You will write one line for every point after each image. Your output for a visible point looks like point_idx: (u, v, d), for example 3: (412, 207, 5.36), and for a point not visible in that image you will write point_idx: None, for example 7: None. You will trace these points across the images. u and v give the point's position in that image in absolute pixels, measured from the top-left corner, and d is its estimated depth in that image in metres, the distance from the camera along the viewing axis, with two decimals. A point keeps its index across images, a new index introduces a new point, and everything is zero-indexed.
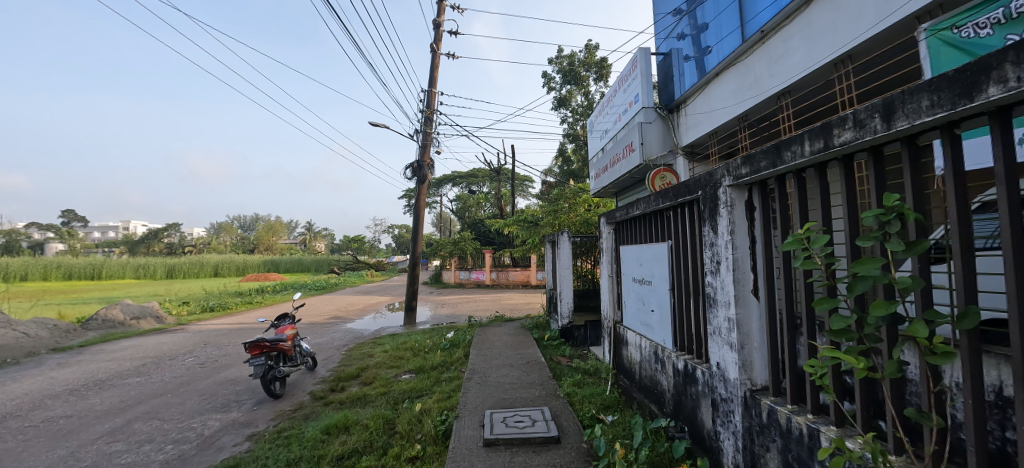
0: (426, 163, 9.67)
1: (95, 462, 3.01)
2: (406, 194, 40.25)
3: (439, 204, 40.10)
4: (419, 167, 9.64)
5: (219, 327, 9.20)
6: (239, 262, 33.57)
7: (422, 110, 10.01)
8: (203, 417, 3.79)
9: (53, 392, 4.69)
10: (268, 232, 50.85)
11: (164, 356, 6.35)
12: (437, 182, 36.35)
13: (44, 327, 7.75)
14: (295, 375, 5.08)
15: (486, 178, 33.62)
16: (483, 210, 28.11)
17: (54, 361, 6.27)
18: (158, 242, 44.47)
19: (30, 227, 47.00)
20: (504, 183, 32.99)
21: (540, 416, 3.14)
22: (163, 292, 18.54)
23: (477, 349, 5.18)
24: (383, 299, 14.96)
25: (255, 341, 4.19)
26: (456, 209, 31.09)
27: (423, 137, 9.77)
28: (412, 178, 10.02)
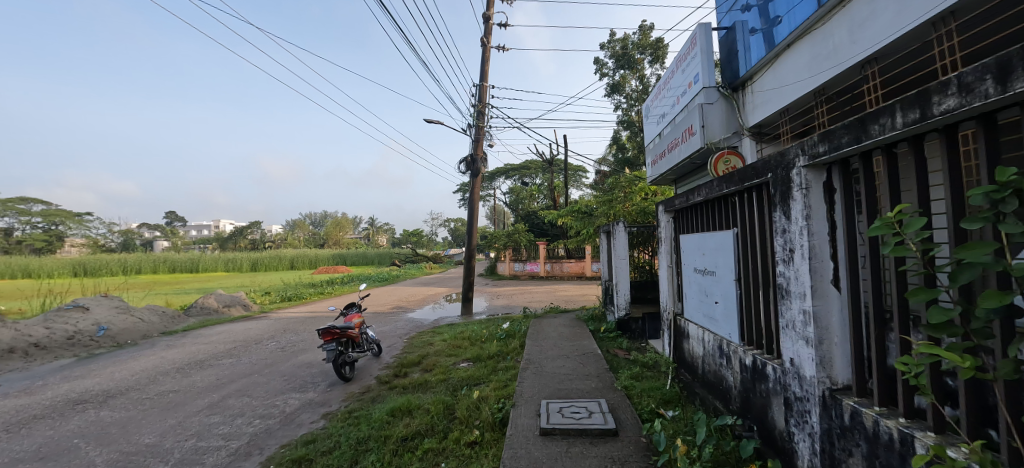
0: (479, 157, 9.81)
1: (199, 431, 3.43)
2: (461, 189, 41.28)
3: (494, 197, 40.74)
4: (473, 160, 9.81)
5: (297, 315, 10.07)
6: (311, 256, 36.51)
7: (473, 104, 10.16)
8: (284, 396, 4.17)
9: (165, 370, 5.40)
10: (336, 227, 54.63)
11: (251, 341, 7.06)
12: (490, 175, 36.91)
13: (156, 312, 8.93)
14: (362, 361, 5.42)
15: (539, 170, 33.57)
16: (536, 201, 28.12)
17: (164, 343, 7.20)
18: (243, 238, 49.55)
19: (143, 227, 54.48)
20: (557, 173, 32.77)
21: (597, 408, 3.10)
22: (251, 283, 20.62)
23: (532, 340, 5.22)
24: (441, 290, 15.53)
25: (327, 328, 4.50)
26: (510, 202, 31.37)
27: (476, 131, 9.89)
28: (467, 172, 10.22)
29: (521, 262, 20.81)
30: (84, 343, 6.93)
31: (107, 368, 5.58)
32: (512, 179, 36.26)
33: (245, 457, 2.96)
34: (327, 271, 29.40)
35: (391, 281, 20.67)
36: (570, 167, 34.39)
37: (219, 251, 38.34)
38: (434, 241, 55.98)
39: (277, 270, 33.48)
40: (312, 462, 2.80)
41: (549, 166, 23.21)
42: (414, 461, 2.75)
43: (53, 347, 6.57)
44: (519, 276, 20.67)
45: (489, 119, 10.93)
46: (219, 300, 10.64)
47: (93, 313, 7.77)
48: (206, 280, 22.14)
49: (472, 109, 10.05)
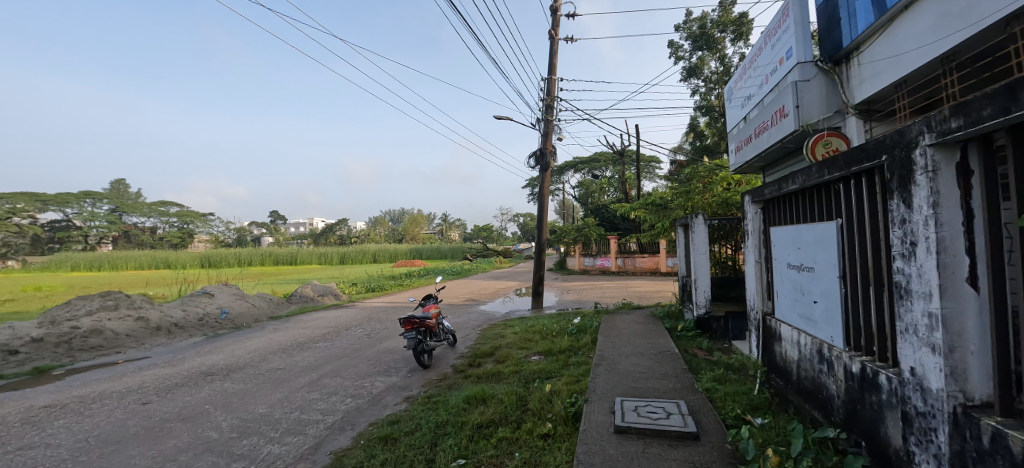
0: (549, 151, 9.79)
1: (301, 405, 3.86)
2: (529, 184, 41.62)
3: (562, 191, 40.44)
4: (542, 155, 9.82)
5: (379, 305, 10.88)
6: (391, 250, 39.24)
7: (542, 98, 10.14)
8: (371, 378, 4.54)
9: (273, 350, 6.14)
10: (412, 223, 58.03)
11: (342, 327, 7.78)
12: (558, 169, 36.73)
13: (265, 299, 10.20)
14: (439, 349, 5.70)
15: (609, 162, 32.72)
16: (606, 194, 27.44)
17: (272, 327, 8.20)
18: (332, 234, 54.69)
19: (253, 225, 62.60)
20: (629, 165, 31.66)
21: (676, 410, 2.96)
22: (340, 275, 22.75)
23: (605, 336, 5.11)
24: (511, 284, 15.82)
25: (408, 317, 4.79)
26: (579, 196, 30.95)
27: (544, 125, 9.88)
28: (536, 166, 10.26)
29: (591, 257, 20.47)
30: (211, 325, 8.11)
31: (229, 346, 6.49)
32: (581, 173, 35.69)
33: (340, 432, 3.26)
34: (405, 265, 31.38)
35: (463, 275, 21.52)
36: (642, 158, 32.97)
37: (314, 247, 42.77)
38: (503, 236, 57.09)
39: (362, 264, 36.50)
40: (397, 440, 3.01)
41: (620, 157, 22.46)
42: (489, 448, 2.83)
43: (188, 326, 7.79)
44: (589, 272, 20.34)
45: (558, 113, 10.83)
46: (314, 290, 11.85)
47: (217, 299, 9.08)
48: (303, 272, 24.85)
49: (540, 103, 10.05)
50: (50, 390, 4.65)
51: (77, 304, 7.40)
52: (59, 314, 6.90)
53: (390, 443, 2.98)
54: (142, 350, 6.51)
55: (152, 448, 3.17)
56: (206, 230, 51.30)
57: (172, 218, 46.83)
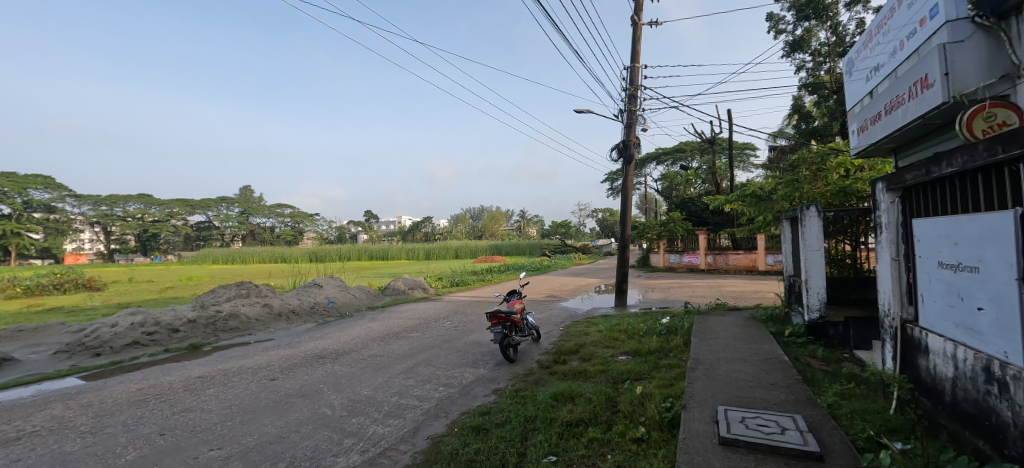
0: (632, 143, 9.40)
1: (399, 390, 4.14)
2: (608, 178, 40.63)
3: (644, 185, 38.68)
4: (625, 147, 9.46)
5: (464, 299, 11.35)
6: (472, 246, 41.05)
7: (624, 88, 9.76)
8: (461, 369, 4.72)
9: (372, 337, 6.70)
10: (491, 220, 60.10)
11: (431, 319, 8.24)
12: (639, 162, 35.32)
13: (364, 291, 11.21)
14: (523, 345, 5.76)
15: (696, 151, 30.69)
16: (693, 187, 25.76)
17: (370, 316, 8.96)
18: (419, 232, 58.68)
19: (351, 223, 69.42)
20: (719, 154, 29.36)
21: (792, 425, 2.63)
22: (427, 270, 24.23)
23: (699, 338, 4.76)
24: (591, 281, 15.55)
25: (494, 312, 4.89)
26: (662, 189, 29.44)
27: (627, 116, 9.49)
28: (618, 159, 9.92)
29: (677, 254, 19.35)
30: (320, 312, 9.10)
31: (336, 333, 7.22)
32: (664, 164, 33.81)
33: (435, 418, 3.44)
34: (486, 260, 32.46)
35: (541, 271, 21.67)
36: (735, 145, 30.28)
37: (403, 243, 46.10)
38: (581, 232, 56.25)
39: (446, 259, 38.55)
40: (488, 431, 3.08)
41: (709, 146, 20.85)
42: (581, 447, 2.77)
43: (303, 313, 8.83)
44: (674, 269, 19.21)
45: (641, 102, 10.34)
46: (405, 283, 12.72)
47: (325, 289, 10.16)
48: (395, 267, 26.89)
49: (623, 94, 9.67)
50: (204, 363, 5.56)
51: (220, 292, 8.78)
52: (207, 300, 8.25)
53: (482, 433, 3.06)
54: (268, 333, 7.52)
55: (279, 419, 3.63)
56: (313, 229, 58.03)
57: (286, 218, 53.65)
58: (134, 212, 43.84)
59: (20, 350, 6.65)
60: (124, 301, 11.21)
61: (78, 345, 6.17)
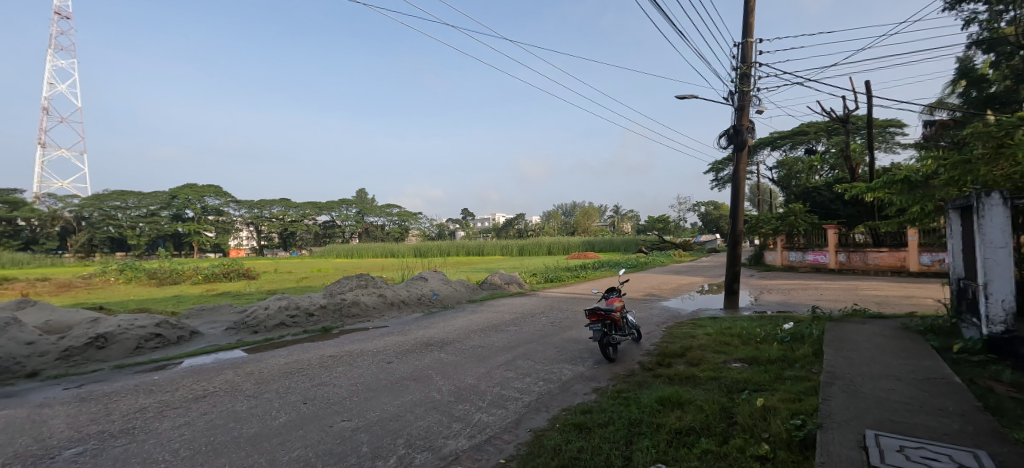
0: (745, 127, 8.50)
1: (501, 382, 4.30)
2: (713, 169, 37.49)
3: (756, 174, 34.75)
4: (736, 132, 8.61)
5: (559, 295, 11.38)
6: (565, 243, 41.26)
7: (735, 67, 8.87)
8: (560, 365, 4.74)
9: (474, 329, 7.05)
10: (584, 216, 59.92)
11: (528, 314, 8.42)
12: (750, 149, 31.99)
13: (465, 284, 11.89)
14: (623, 344, 5.59)
15: (823, 133, 26.80)
16: (819, 174, 22.52)
17: (471, 309, 9.47)
18: (512, 228, 60.57)
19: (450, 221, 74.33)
20: (854, 134, 25.21)
21: (975, 463, 2.12)
22: (520, 266, 24.82)
23: (833, 349, 4.14)
24: (694, 280, 14.50)
25: (593, 309, 4.81)
26: (778, 178, 26.28)
27: (739, 98, 8.61)
28: (728, 147, 9.06)
29: (798, 251, 17.08)
30: (426, 303, 9.85)
31: (441, 323, 7.76)
32: (781, 150, 29.98)
33: (536, 412, 3.50)
34: (579, 257, 32.14)
35: (637, 268, 20.78)
36: (876, 123, 25.68)
37: (497, 239, 47.81)
38: (680, 227, 52.76)
39: (538, 255, 39.08)
40: (591, 430, 3.04)
41: (840, 126, 18.01)
42: (692, 457, 2.57)
43: (412, 303, 9.67)
44: (794, 269, 16.96)
45: (756, 81, 9.28)
46: (501, 278, 13.16)
47: (430, 282, 11.00)
48: (490, 262, 27.99)
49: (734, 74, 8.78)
50: (334, 343, 6.39)
51: (345, 282, 10.02)
52: (335, 289, 9.48)
53: (584, 432, 3.03)
54: (384, 320, 8.38)
55: (395, 399, 4.00)
56: (416, 227, 63.28)
57: (394, 216, 59.12)
58: (276, 213, 52.16)
59: (204, 325, 8.34)
60: (273, 288, 13.42)
61: (242, 323, 7.52)
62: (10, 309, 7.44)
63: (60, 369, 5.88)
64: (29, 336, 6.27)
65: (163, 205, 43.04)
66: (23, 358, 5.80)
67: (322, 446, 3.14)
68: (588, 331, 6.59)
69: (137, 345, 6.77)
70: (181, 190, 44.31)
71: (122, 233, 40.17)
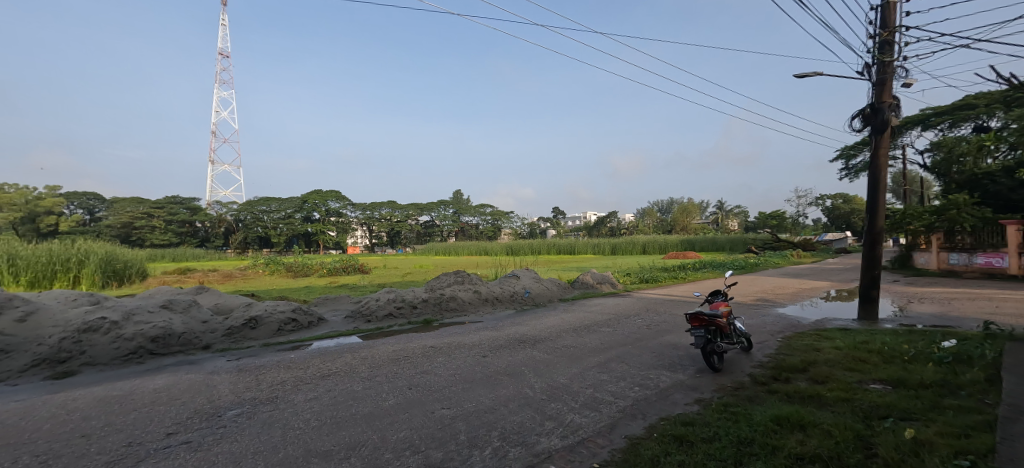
0: (886, 105, 7.21)
1: (594, 384, 4.24)
2: (841, 156, 32.48)
3: (900, 159, 29.22)
4: (874, 112, 7.34)
5: (655, 297, 10.82)
6: (661, 241, 39.30)
7: (872, 35, 7.56)
8: (657, 372, 4.52)
9: (566, 328, 7.06)
10: (683, 214, 56.84)
11: (622, 315, 8.16)
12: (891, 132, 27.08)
13: (556, 282, 11.95)
14: (730, 353, 5.12)
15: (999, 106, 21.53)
16: (993, 156, 18.17)
17: (562, 308, 9.49)
18: (603, 227, 59.38)
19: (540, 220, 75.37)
20: None
21: None
22: (612, 265, 24.12)
23: (1018, 376, 3.31)
24: (816, 285, 12.71)
25: (696, 314, 4.49)
26: (932, 164, 21.80)
27: (879, 70, 7.32)
28: (863, 129, 7.76)
29: (963, 253, 14.10)
30: (518, 301, 10.11)
31: (533, 321, 7.90)
32: (938, 130, 24.67)
33: (632, 418, 3.38)
34: (677, 256, 30.16)
35: (744, 270, 18.84)
36: None
37: (588, 238, 47.03)
38: (798, 224, 46.63)
39: (632, 254, 37.60)
40: (693, 444, 2.84)
41: None
42: None
43: (505, 300, 10.01)
44: (958, 275, 13.87)
45: (903, 48, 7.79)
46: (593, 277, 12.95)
47: (522, 280, 11.27)
48: (581, 261, 27.68)
49: (871, 43, 7.48)
50: (435, 335, 6.90)
51: (444, 278, 10.75)
52: (436, 284, 10.23)
53: (685, 445, 2.85)
54: (479, 315, 8.81)
55: (490, 392, 4.19)
56: (507, 226, 65.35)
57: (487, 216, 61.96)
58: (384, 214, 57.82)
59: (329, 313, 9.61)
60: (382, 281, 14.93)
61: (358, 312, 8.50)
62: (192, 293, 9.37)
63: (224, 343, 7.27)
64: (204, 316, 7.83)
65: (297, 208, 50.43)
66: (200, 333, 7.27)
67: (425, 430, 3.41)
68: (689, 336, 6.17)
69: (279, 327, 8.06)
70: (310, 196, 51.39)
71: (268, 232, 48.58)
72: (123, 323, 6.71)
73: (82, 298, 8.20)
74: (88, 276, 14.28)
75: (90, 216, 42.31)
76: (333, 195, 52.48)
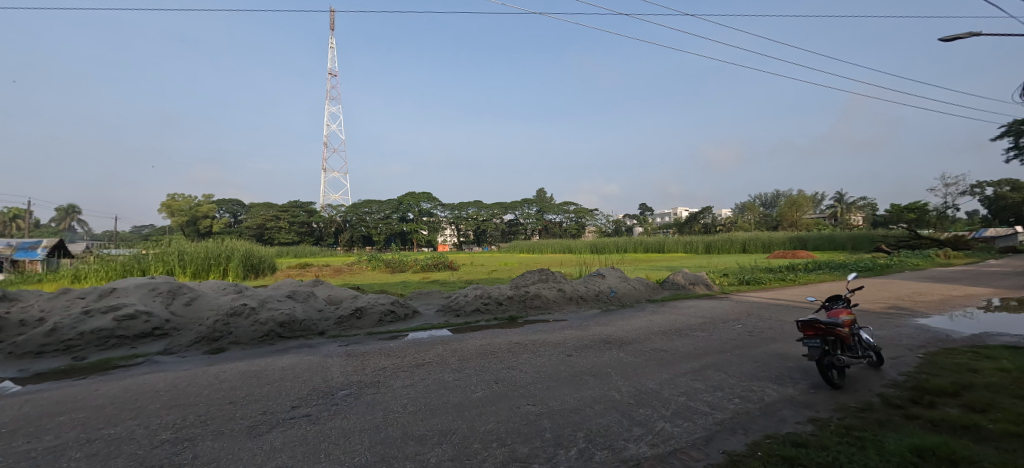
0: None
1: (687, 392, 4.01)
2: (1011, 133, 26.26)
3: None
4: None
5: (757, 300, 9.84)
6: (764, 238, 35.51)
7: None
8: (761, 384, 4.13)
9: (654, 330, 6.76)
10: (791, 207, 50.65)
11: (718, 319, 7.57)
12: None
13: (643, 282, 11.48)
14: (854, 368, 4.49)
15: None
16: None
17: (650, 309, 9.10)
18: (696, 223, 55.44)
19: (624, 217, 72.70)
20: None
21: None
22: (706, 264, 22.41)
23: None
24: (974, 291, 10.48)
25: (809, 321, 4.04)
26: None
27: None
28: None
29: None
30: (604, 301, 9.92)
31: (620, 321, 7.70)
32: None
33: (731, 433, 3.14)
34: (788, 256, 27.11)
35: (872, 272, 16.22)
36: None
37: (678, 235, 44.24)
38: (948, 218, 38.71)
39: (730, 253, 34.54)
40: None
41: None
42: None
43: (590, 299, 9.88)
44: None
45: None
46: (685, 278, 12.19)
47: (607, 279, 11.02)
48: (671, 261, 26.14)
49: None
50: (521, 332, 7.08)
51: (529, 276, 10.94)
52: (520, 282, 10.46)
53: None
54: (563, 314, 8.82)
55: (575, 392, 4.19)
56: (590, 223, 64.21)
57: (570, 213, 61.60)
58: (470, 214, 60.44)
59: (422, 306, 10.37)
60: (469, 278, 15.66)
61: (449, 306, 9.04)
62: (310, 285, 10.77)
63: (335, 330, 8.24)
64: (320, 305, 8.96)
65: (393, 209, 54.99)
66: (317, 321, 8.31)
67: (511, 424, 3.53)
68: (800, 346, 5.52)
69: (380, 318, 8.91)
70: (404, 197, 55.72)
71: (370, 231, 53.69)
72: (259, 309, 7.95)
73: (229, 287, 9.89)
74: (233, 270, 17.24)
75: (234, 219, 50.73)
76: (424, 196, 56.19)
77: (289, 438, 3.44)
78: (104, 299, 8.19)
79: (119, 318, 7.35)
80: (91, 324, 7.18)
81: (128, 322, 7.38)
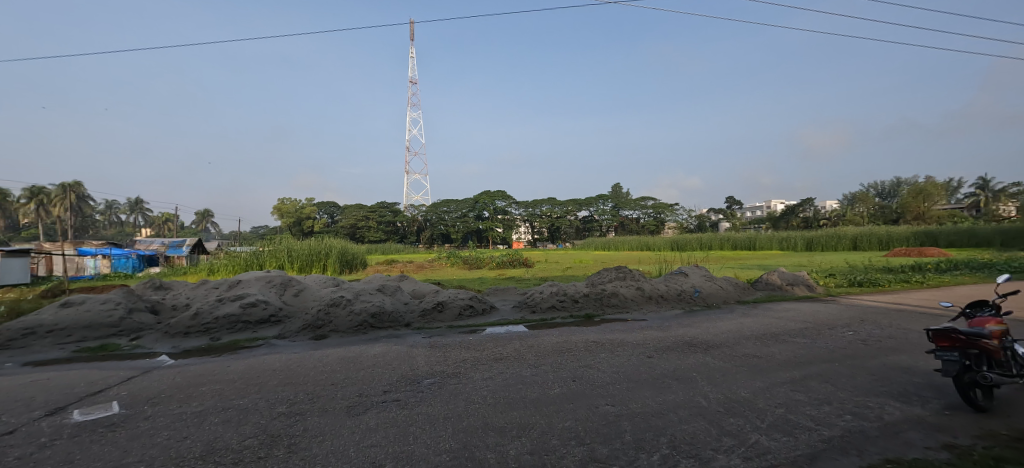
0: None
1: (787, 403, 3.68)
2: None
3: None
4: None
5: (873, 305, 8.61)
6: (882, 233, 30.88)
7: None
8: (880, 400, 3.64)
9: (746, 334, 6.26)
10: (917, 197, 43.37)
11: (824, 325, 6.78)
12: None
13: (732, 282, 10.64)
14: (1007, 389, 3.77)
15: None
16: None
17: (741, 311, 8.42)
18: (794, 217, 49.91)
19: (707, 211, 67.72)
20: None
21: None
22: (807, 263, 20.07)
23: None
24: None
25: (942, 331, 3.48)
26: None
27: None
28: None
29: None
30: (686, 301, 9.40)
31: (705, 323, 7.25)
32: None
33: (841, 453, 2.83)
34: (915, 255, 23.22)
35: None
36: None
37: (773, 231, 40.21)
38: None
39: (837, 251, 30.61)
40: None
41: None
42: None
43: (671, 299, 9.42)
44: None
45: None
46: (781, 278, 11.06)
47: (691, 278, 10.41)
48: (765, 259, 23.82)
49: None
50: (598, 331, 6.98)
51: (605, 274, 10.72)
52: (597, 280, 10.29)
53: None
54: (643, 314, 8.51)
55: (657, 395, 4.06)
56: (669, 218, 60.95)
57: (648, 208, 59.00)
58: (543, 211, 60.66)
59: (498, 302, 10.69)
60: (543, 275, 15.75)
61: (525, 303, 9.21)
62: (397, 279, 11.67)
63: (420, 322, 8.84)
64: (405, 298, 9.68)
65: (469, 208, 57.15)
66: (403, 313, 8.99)
67: (590, 423, 3.53)
68: (932, 359, 4.75)
69: (459, 312, 9.37)
70: (480, 197, 57.58)
71: (448, 229, 56.44)
72: (354, 300, 8.82)
73: (329, 281, 11.09)
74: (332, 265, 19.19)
75: (331, 220, 56.45)
76: (498, 195, 57.65)
77: (382, 420, 3.81)
78: (234, 289, 9.68)
79: (244, 305, 8.63)
80: (224, 309, 8.52)
81: (251, 308, 8.63)
